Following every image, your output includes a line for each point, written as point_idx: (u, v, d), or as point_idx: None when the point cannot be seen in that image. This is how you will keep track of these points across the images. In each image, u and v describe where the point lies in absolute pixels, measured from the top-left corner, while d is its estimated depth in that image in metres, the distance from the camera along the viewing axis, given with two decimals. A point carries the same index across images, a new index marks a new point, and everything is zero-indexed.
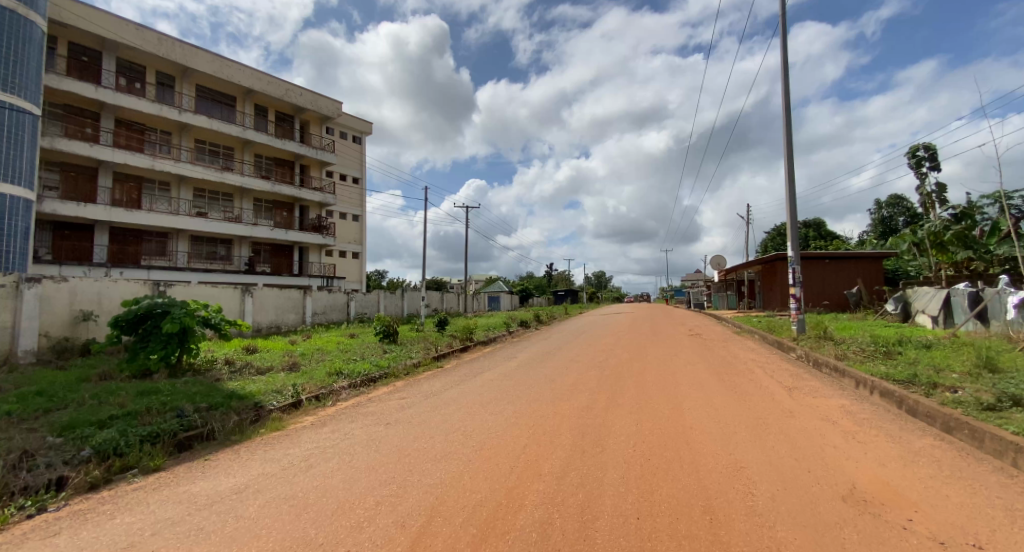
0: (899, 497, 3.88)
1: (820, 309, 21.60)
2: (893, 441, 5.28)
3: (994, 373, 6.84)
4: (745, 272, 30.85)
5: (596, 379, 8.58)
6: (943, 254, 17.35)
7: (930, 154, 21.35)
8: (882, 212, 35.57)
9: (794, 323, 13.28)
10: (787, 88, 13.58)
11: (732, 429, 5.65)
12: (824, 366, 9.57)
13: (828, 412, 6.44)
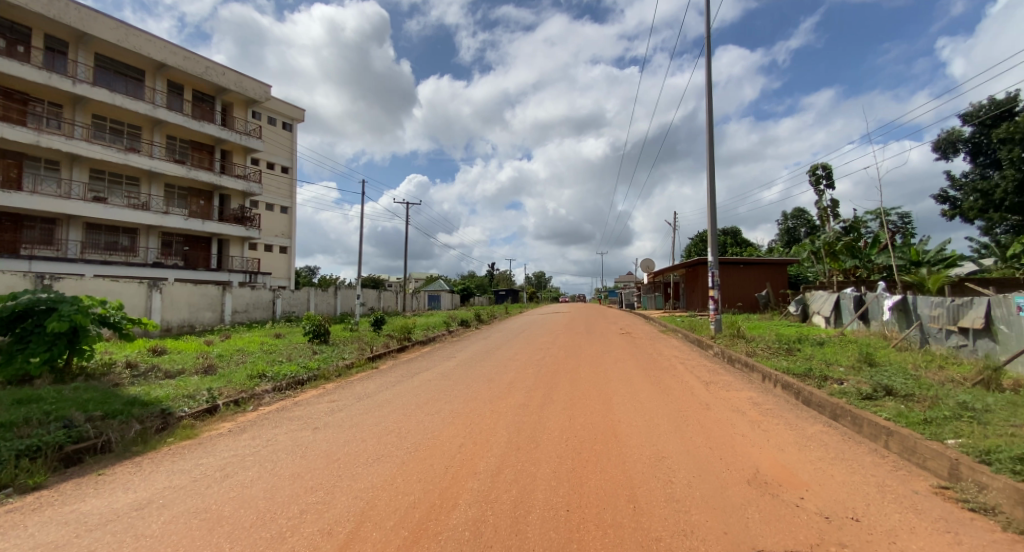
0: (795, 478, 4.33)
1: (735, 310, 23.43)
2: (791, 428, 5.89)
3: (872, 367, 7.83)
4: (671, 274, 32.74)
5: (532, 376, 8.75)
6: (835, 262, 19.78)
7: (826, 173, 24.00)
8: (788, 223, 39.23)
9: (712, 322, 14.26)
10: (710, 103, 14.61)
11: (656, 422, 6.00)
12: (736, 362, 10.42)
13: (738, 403, 7.04)
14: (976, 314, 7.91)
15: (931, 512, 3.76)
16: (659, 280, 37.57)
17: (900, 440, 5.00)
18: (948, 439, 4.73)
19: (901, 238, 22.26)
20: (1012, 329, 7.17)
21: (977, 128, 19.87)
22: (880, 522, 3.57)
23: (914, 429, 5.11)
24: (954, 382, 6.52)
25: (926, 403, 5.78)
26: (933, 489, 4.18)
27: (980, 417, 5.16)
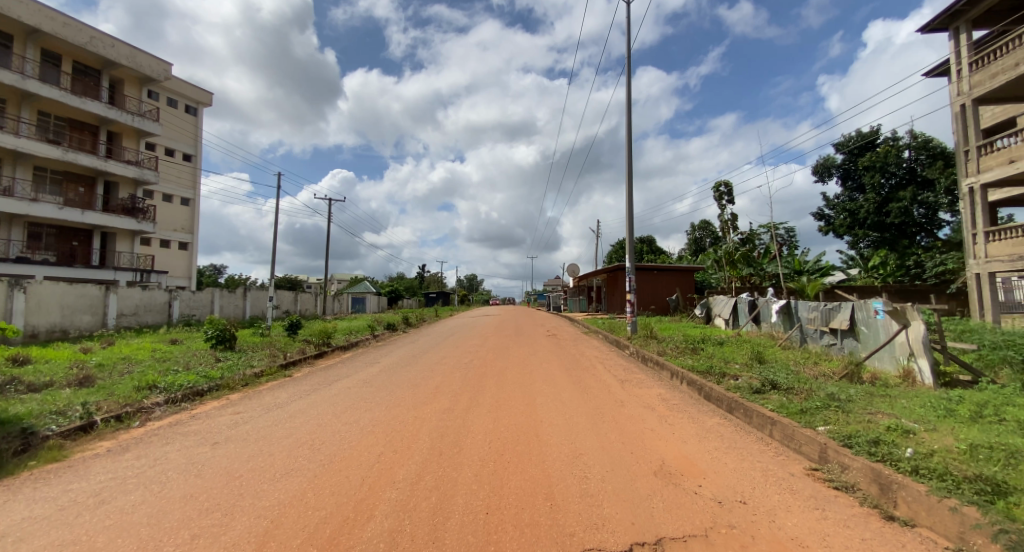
0: (695, 468, 4.70)
1: (649, 312, 24.90)
2: (693, 421, 6.39)
3: (762, 364, 8.72)
4: (594, 279, 34.03)
5: (458, 380, 8.72)
6: (735, 269, 21.73)
7: (728, 190, 26.44)
8: (696, 234, 42.49)
9: (628, 324, 15.03)
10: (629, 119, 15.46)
11: (575, 420, 6.22)
12: (648, 361, 11.09)
13: (649, 400, 7.51)
14: (843, 316, 9.09)
15: (804, 491, 4.27)
16: (583, 284, 38.90)
17: (782, 429, 5.61)
18: (820, 427, 5.40)
19: (787, 249, 24.99)
20: (870, 330, 8.31)
21: (847, 156, 22.90)
22: (763, 503, 3.99)
23: (793, 418, 5.77)
24: (826, 376, 7.44)
25: (803, 395, 6.55)
26: (806, 471, 4.74)
27: (843, 406, 5.94)
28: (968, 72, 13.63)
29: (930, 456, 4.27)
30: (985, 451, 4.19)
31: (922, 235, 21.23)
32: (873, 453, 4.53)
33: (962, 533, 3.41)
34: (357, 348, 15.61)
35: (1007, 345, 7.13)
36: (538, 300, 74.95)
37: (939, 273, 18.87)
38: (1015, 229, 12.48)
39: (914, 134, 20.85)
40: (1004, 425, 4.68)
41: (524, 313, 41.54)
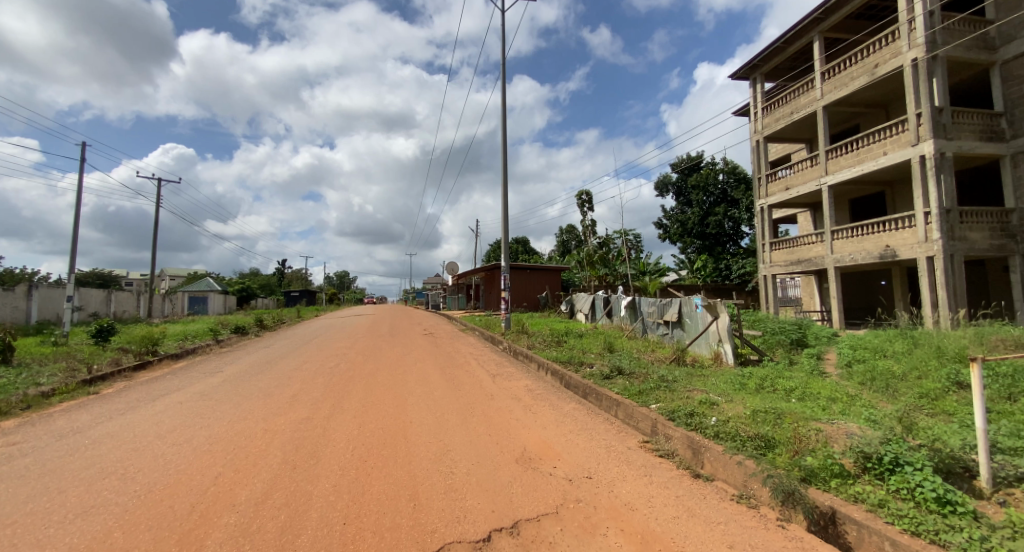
0: (552, 451, 5.15)
1: (522, 309, 26.14)
2: (553, 408, 6.98)
3: (612, 352, 9.82)
4: (472, 278, 34.53)
5: (320, 386, 8.25)
6: (593, 269, 23.79)
7: (589, 197, 29.13)
8: (563, 237, 45.51)
9: (503, 321, 15.41)
10: (504, 124, 15.85)
11: (445, 417, 6.36)
12: (518, 354, 11.72)
13: (516, 391, 7.97)
14: (674, 310, 10.65)
15: (636, 461, 4.97)
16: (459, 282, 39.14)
17: (624, 409, 6.40)
18: (652, 404, 6.29)
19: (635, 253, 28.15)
20: (693, 321, 9.81)
21: (680, 175, 26.50)
22: (605, 476, 4.56)
23: (633, 399, 6.63)
24: (660, 360, 8.68)
25: (641, 378, 7.56)
26: (640, 444, 5.51)
27: (670, 385, 7.01)
28: (762, 114, 16.80)
29: (727, 421, 5.29)
30: (762, 415, 5.33)
31: (731, 244, 25.36)
32: (689, 424, 5.45)
33: (745, 481, 4.32)
34: (193, 355, 13.73)
35: (781, 331, 9.09)
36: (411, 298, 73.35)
37: (742, 274, 23.73)
38: (788, 240, 15.74)
39: (726, 161, 24.96)
40: (775, 393, 6.02)
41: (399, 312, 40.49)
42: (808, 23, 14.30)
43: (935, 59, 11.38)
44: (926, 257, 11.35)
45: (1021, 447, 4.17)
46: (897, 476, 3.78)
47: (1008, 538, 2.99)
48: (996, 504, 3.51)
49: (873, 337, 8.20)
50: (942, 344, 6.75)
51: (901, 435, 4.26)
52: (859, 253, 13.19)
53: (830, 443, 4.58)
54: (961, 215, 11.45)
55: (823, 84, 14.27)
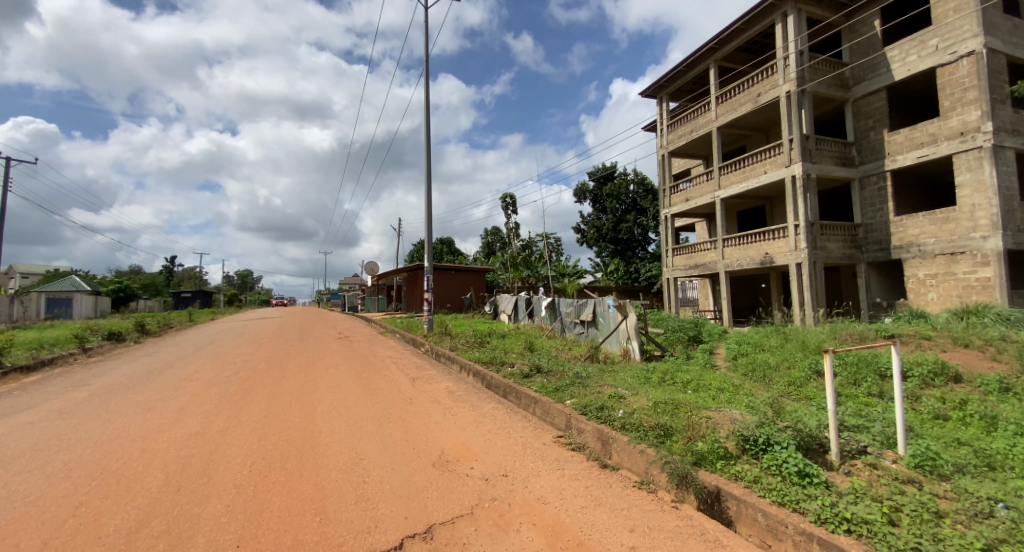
0: (470, 452, 5.29)
1: (445, 309, 25.75)
2: (473, 409, 7.12)
3: (533, 352, 10.14)
4: (394, 279, 33.71)
5: (214, 397, 7.67)
6: (516, 271, 24.27)
7: (513, 201, 29.78)
8: (488, 239, 45.80)
9: (425, 322, 15.20)
10: (427, 122, 15.64)
11: (358, 425, 6.23)
12: (440, 356, 11.69)
13: (437, 394, 8.00)
14: (589, 310, 11.23)
15: (550, 456, 5.25)
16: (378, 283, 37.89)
17: (542, 406, 6.69)
18: (567, 400, 6.64)
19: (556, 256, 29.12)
20: (606, 320, 10.40)
21: (597, 183, 27.91)
22: (520, 472, 4.78)
23: (549, 396, 6.93)
24: (575, 358, 9.14)
25: (557, 376, 7.91)
26: (554, 439, 5.81)
27: (583, 381, 7.44)
28: (667, 130, 18.17)
29: (633, 413, 5.74)
30: (662, 406, 5.85)
31: (641, 249, 27.10)
32: (599, 417, 5.82)
33: (646, 468, 4.73)
34: (53, 368, 12.00)
35: (680, 329, 9.96)
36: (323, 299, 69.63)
37: (649, 276, 25.53)
38: (688, 246, 17.18)
39: (638, 171, 26.63)
40: (673, 385, 6.63)
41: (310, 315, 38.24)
42: (705, 51, 15.77)
43: (805, 93, 13.09)
44: (796, 264, 12.99)
45: (861, 424, 5.01)
46: (769, 454, 4.35)
47: (848, 502, 3.61)
48: (843, 473, 4.18)
49: (756, 333, 9.26)
50: (807, 338, 7.82)
51: (772, 418, 4.92)
52: (744, 259, 14.76)
53: (718, 428, 5.15)
54: (825, 228, 13.25)
55: (717, 107, 15.76)
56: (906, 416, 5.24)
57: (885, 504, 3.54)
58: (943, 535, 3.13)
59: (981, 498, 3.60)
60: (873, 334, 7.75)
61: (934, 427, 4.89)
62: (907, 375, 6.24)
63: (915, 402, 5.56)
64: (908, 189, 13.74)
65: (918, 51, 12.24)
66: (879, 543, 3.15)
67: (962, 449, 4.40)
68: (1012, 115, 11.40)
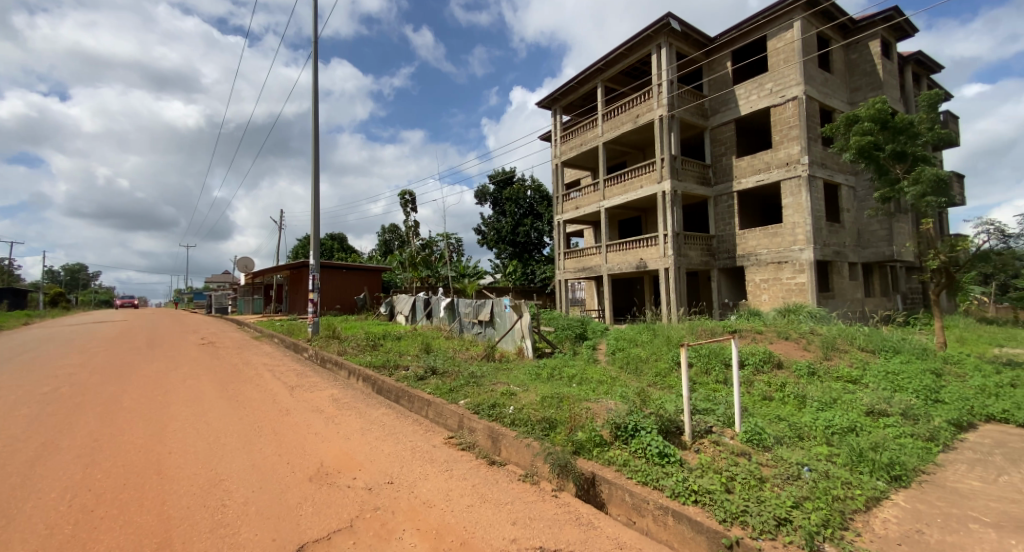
0: (353, 462, 5.11)
1: (333, 311, 24.43)
2: (360, 416, 6.96)
3: (428, 353, 10.22)
4: (273, 276, 30.91)
5: (24, 423, 6.39)
6: (417, 271, 23.76)
7: (412, 198, 29.43)
8: (385, 236, 44.56)
9: (309, 325, 14.42)
10: (315, 112, 14.74)
11: (220, 441, 5.66)
12: (326, 361, 11.18)
13: (318, 403, 7.66)
14: (486, 310, 11.59)
15: (440, 458, 5.37)
16: (256, 282, 34.80)
17: (434, 409, 6.82)
18: (461, 401, 6.85)
19: (456, 256, 29.15)
20: (502, 320, 10.84)
21: (497, 187, 28.57)
22: (406, 478, 4.77)
23: (443, 397, 7.10)
24: (472, 358, 9.42)
25: (452, 376, 8.12)
26: (445, 440, 5.99)
27: (478, 381, 7.74)
28: (560, 141, 19.19)
29: (522, 410, 6.12)
30: (548, 400, 6.35)
31: (539, 252, 28.28)
32: (490, 415, 6.13)
33: (532, 460, 5.11)
34: None
35: (569, 327, 10.71)
36: (190, 299, 61.84)
37: (544, 278, 26.93)
38: (577, 251, 18.36)
39: (535, 178, 27.77)
40: (560, 380, 7.20)
41: (169, 317, 33.78)
42: (593, 71, 17.00)
43: (674, 118, 14.73)
44: (664, 269, 14.60)
45: (709, 407, 5.93)
46: (637, 439, 4.94)
47: (696, 476, 4.27)
48: (693, 451, 4.91)
49: (633, 329, 10.29)
50: (672, 334, 8.92)
51: (640, 406, 5.60)
52: (623, 263, 16.20)
53: (595, 418, 5.73)
54: (688, 237, 15.04)
55: (604, 123, 17.03)
56: (742, 398, 6.27)
57: (724, 475, 4.25)
58: (764, 497, 3.86)
59: (792, 463, 4.48)
60: (723, 329, 9.09)
61: (762, 407, 5.92)
62: (744, 363, 7.43)
63: (749, 387, 6.67)
64: (754, 206, 16.10)
65: (758, 92, 14.46)
66: (718, 509, 3.78)
67: (781, 424, 5.41)
68: (822, 152, 13.93)
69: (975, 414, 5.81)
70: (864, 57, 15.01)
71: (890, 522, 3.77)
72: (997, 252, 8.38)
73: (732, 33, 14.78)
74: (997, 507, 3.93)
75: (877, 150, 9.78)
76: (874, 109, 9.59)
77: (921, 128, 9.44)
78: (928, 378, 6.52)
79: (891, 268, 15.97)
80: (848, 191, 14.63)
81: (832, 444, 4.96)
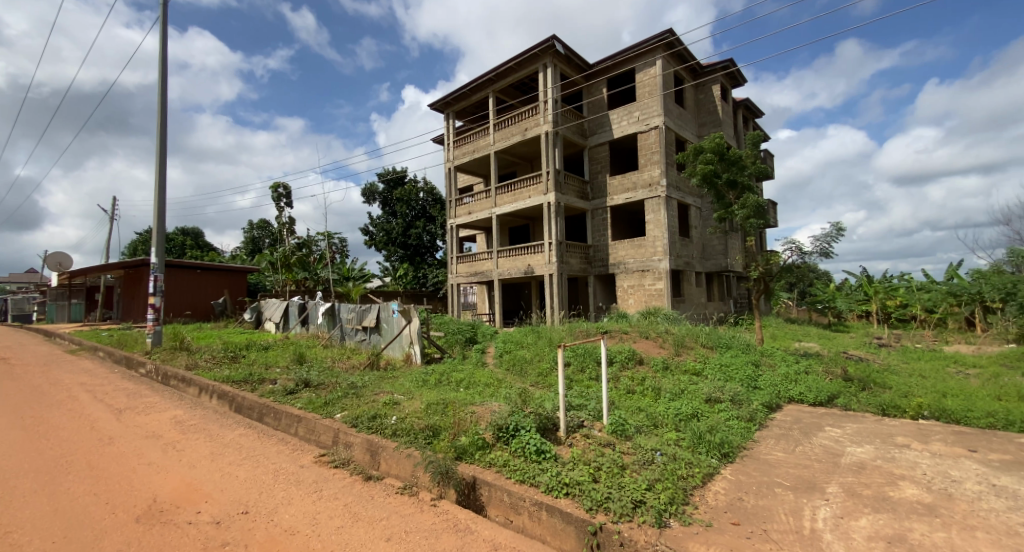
0: (196, 494, 4.65)
1: (183, 319, 21.48)
2: (210, 439, 6.32)
3: (299, 365, 9.56)
4: (101, 276, 26.22)
5: None
6: (289, 272, 22.48)
7: (288, 193, 27.31)
8: (253, 232, 40.49)
9: (149, 335, 12.54)
10: (161, 91, 12.90)
11: (11, 485, 4.74)
12: (171, 377, 9.82)
13: (155, 428, 6.76)
14: (372, 316, 11.24)
15: (307, 479, 5.13)
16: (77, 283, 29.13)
17: (305, 425, 6.47)
18: (337, 414, 6.60)
19: (339, 257, 27.57)
20: (389, 326, 10.62)
21: (387, 186, 27.72)
22: (263, 507, 4.48)
23: (316, 412, 6.76)
24: (354, 367, 9.08)
25: (328, 389, 7.75)
26: (315, 459, 5.73)
27: (358, 392, 7.50)
28: (451, 145, 19.23)
29: (403, 420, 6.09)
30: (433, 406, 6.41)
31: (431, 255, 27.97)
32: (370, 427, 6.00)
33: (412, 470, 5.14)
34: None
35: (459, 331, 10.87)
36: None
37: (436, 282, 26.99)
38: (469, 256, 18.58)
39: (428, 180, 27.46)
40: (447, 385, 7.30)
41: None
42: (485, 81, 17.37)
43: (558, 135, 15.70)
44: (548, 275, 15.47)
45: (581, 403, 6.48)
46: (517, 439, 5.23)
47: (568, 470, 4.67)
48: (567, 445, 5.35)
49: (519, 332, 10.75)
50: (554, 335, 9.51)
51: (521, 407, 5.92)
52: (512, 269, 16.79)
53: (479, 421, 5.93)
54: (570, 246, 16.10)
55: (495, 133, 17.46)
56: (610, 393, 6.96)
57: (591, 466, 4.71)
58: (624, 483, 4.36)
59: (648, 450, 5.11)
60: (596, 330, 9.93)
61: (626, 399, 6.64)
62: (613, 360, 8.22)
63: (616, 382, 7.40)
64: (623, 219, 17.76)
65: (627, 118, 16.00)
66: (585, 499, 4.18)
67: (641, 414, 6.12)
68: (677, 176, 15.89)
69: (781, 396, 7.17)
70: (709, 97, 17.42)
71: (719, 493, 4.51)
72: (797, 265, 10.29)
73: (607, 61, 16.16)
74: (794, 472, 4.92)
75: (716, 178, 11.44)
76: (714, 143, 11.20)
77: (748, 161, 11.28)
78: (750, 368, 7.87)
79: (726, 277, 18.74)
80: (696, 210, 16.87)
81: (679, 429, 5.75)
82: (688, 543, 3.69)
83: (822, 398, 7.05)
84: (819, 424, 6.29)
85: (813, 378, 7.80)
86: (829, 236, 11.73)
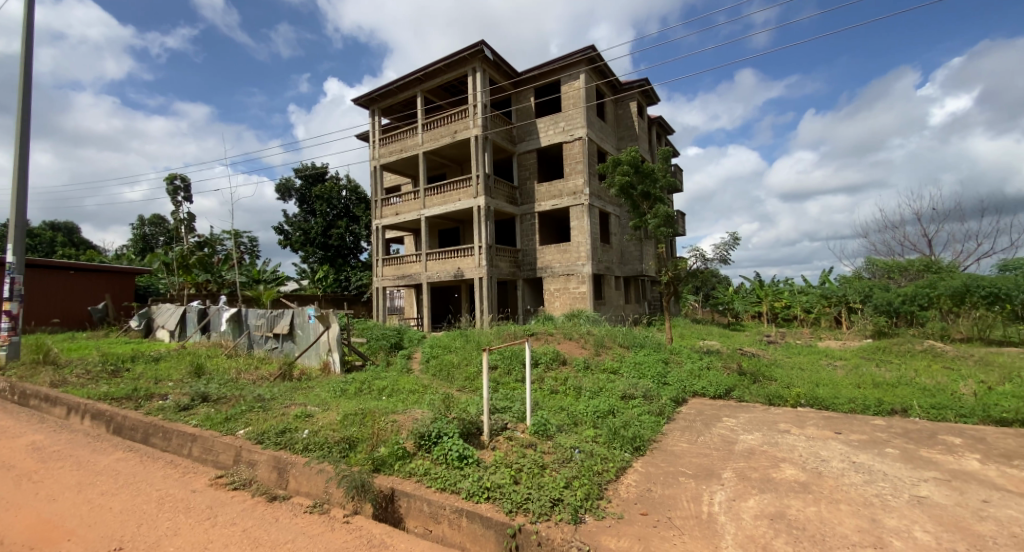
0: (57, 532, 4.06)
1: (50, 328, 18.65)
2: (78, 467, 5.53)
3: (197, 377, 8.68)
4: None
5: None
6: (188, 274, 20.48)
7: (186, 186, 24.83)
8: (144, 229, 36.29)
9: (2, 348, 10.73)
10: (25, 63, 11.17)
11: None
12: (31, 396, 8.46)
13: (7, 457, 5.79)
14: (285, 322, 10.51)
15: (199, 506, 4.66)
16: None
17: (201, 444, 5.89)
18: (239, 431, 6.08)
19: (247, 258, 25.59)
20: (304, 332, 10.01)
21: (304, 183, 26.14)
22: (142, 541, 4.00)
23: (215, 429, 6.18)
24: (264, 378, 8.44)
25: (230, 403, 7.13)
26: (210, 482, 5.23)
27: (265, 405, 6.96)
28: (377, 143, 18.57)
29: (316, 433, 5.74)
30: (350, 417, 6.12)
31: (355, 257, 26.79)
32: (278, 443, 5.60)
33: (325, 486, 4.86)
34: None
35: (383, 337, 10.51)
36: None
37: (360, 285, 25.97)
38: (397, 259, 18.02)
39: (350, 178, 26.29)
40: (369, 394, 7.01)
41: None
42: (411, 80, 17.01)
43: (487, 139, 15.77)
44: (478, 278, 15.46)
45: (506, 406, 6.52)
46: (439, 446, 5.13)
47: (489, 474, 4.66)
48: (489, 449, 5.35)
49: (445, 336, 10.60)
50: (481, 339, 9.52)
51: (444, 413, 5.82)
52: (441, 272, 16.56)
53: (400, 430, 5.75)
54: (499, 249, 16.20)
55: (424, 133, 17.16)
56: (534, 394, 7.08)
57: (513, 468, 4.75)
58: (543, 483, 4.44)
59: (567, 448, 5.25)
60: (522, 333, 10.06)
61: (550, 400, 6.80)
62: (538, 362, 8.38)
63: (540, 383, 7.55)
64: (547, 224, 18.21)
65: (552, 127, 16.46)
66: (505, 502, 4.21)
67: (561, 414, 6.28)
68: (598, 185, 16.62)
69: (687, 391, 7.73)
70: (626, 111, 18.42)
71: (631, 486, 4.75)
72: (701, 270, 11.17)
73: (533, 71, 16.53)
74: (696, 461, 5.31)
75: (632, 188, 12.11)
76: (631, 155, 11.85)
77: (659, 173, 12.06)
78: (661, 366, 8.40)
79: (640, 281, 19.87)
80: (614, 218, 17.73)
81: (597, 426, 5.99)
82: (601, 537, 3.84)
83: (721, 391, 7.70)
84: (718, 415, 6.85)
85: (715, 374, 8.49)
86: (727, 244, 12.87)
